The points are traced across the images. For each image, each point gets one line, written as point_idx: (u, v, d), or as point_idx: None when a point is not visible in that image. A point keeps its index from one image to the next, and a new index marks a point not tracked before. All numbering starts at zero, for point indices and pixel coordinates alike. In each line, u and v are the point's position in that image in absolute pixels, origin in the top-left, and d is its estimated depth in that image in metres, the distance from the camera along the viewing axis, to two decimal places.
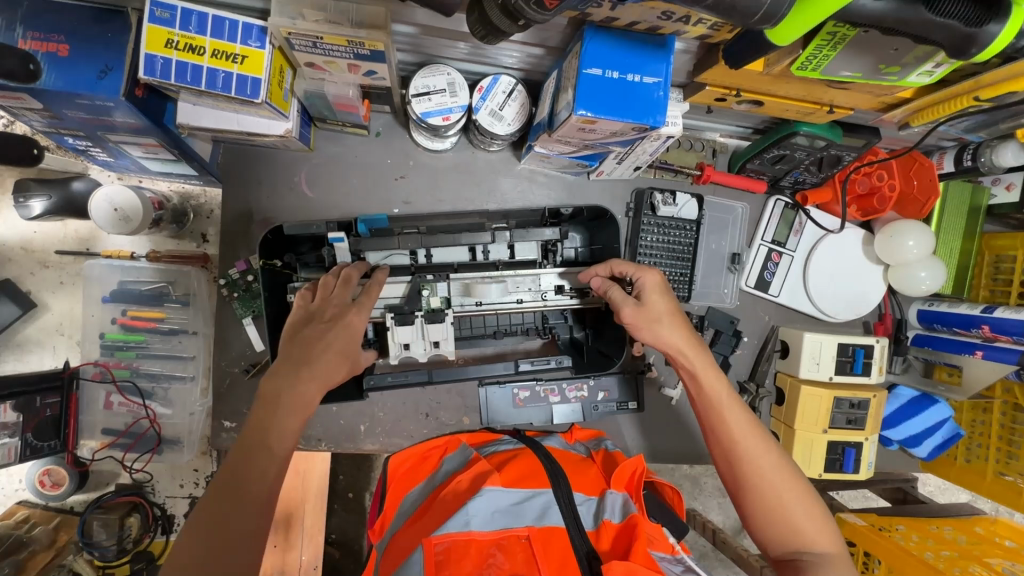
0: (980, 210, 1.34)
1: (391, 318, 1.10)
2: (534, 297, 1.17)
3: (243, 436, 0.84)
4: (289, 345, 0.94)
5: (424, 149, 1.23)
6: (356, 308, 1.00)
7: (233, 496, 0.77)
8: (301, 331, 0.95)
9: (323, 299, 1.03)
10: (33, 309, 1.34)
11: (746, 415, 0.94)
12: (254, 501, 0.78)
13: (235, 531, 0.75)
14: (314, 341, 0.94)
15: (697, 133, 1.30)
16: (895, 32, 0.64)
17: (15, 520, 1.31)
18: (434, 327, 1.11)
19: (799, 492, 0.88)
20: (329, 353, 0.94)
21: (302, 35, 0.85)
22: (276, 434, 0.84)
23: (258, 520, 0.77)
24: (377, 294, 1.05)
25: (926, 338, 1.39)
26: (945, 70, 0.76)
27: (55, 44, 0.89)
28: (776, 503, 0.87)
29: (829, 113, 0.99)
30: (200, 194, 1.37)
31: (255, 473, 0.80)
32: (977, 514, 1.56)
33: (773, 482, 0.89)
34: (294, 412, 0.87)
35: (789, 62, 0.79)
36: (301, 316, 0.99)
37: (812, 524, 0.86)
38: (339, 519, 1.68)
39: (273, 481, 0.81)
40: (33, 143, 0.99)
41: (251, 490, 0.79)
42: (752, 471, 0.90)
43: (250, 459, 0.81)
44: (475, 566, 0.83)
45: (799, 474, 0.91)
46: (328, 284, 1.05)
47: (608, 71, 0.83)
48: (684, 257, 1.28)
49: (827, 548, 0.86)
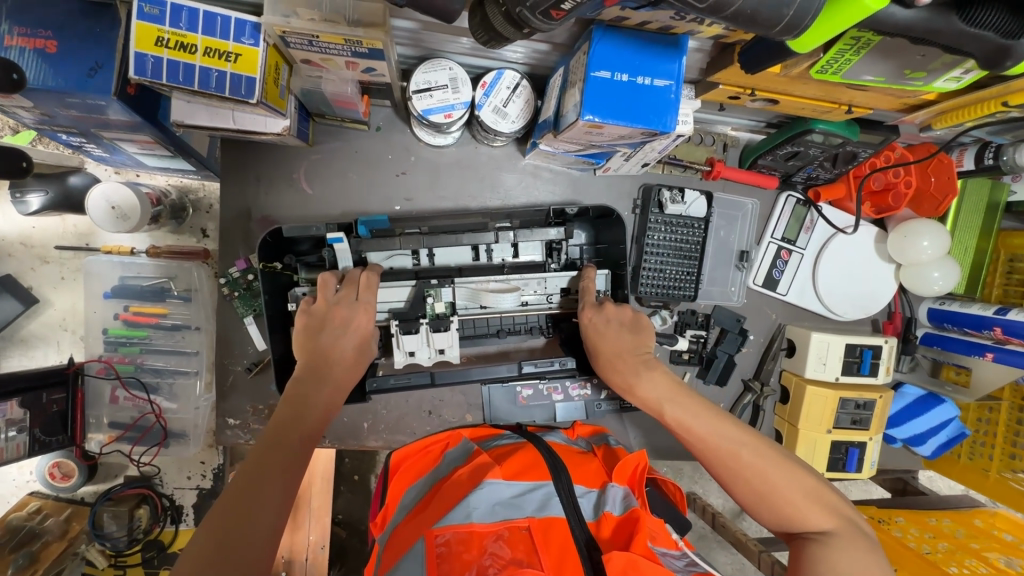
0: (998, 207, 1.30)
1: (395, 326, 1.07)
2: (539, 297, 1.14)
3: (266, 433, 0.83)
4: (304, 350, 0.98)
5: (425, 145, 1.20)
6: (364, 306, 1.02)
7: (257, 483, 0.74)
8: (317, 338, 0.98)
9: (324, 300, 1.01)
10: (35, 305, 1.33)
11: (704, 415, 0.94)
12: (275, 492, 0.75)
13: (255, 518, 0.71)
14: (329, 350, 0.98)
15: (707, 126, 1.25)
16: (926, 42, 0.60)
17: (27, 511, 1.34)
18: (439, 336, 1.08)
19: (780, 477, 0.86)
20: (345, 359, 0.99)
21: (297, 33, 0.81)
22: (297, 434, 0.84)
23: (282, 506, 0.74)
24: (377, 288, 1.05)
25: (935, 337, 1.37)
26: (974, 77, 0.72)
27: (43, 40, 0.86)
28: (759, 494, 0.87)
29: (848, 112, 0.95)
30: (198, 188, 1.35)
31: (277, 469, 0.77)
32: (977, 506, 1.55)
33: (756, 476, 0.87)
34: (314, 418, 0.89)
35: (808, 65, 0.75)
36: (309, 320, 0.99)
37: (805, 506, 0.84)
38: (345, 501, 1.70)
39: (293, 476, 0.78)
40: (21, 155, 1.00)
41: (273, 480, 0.76)
42: (725, 471, 0.90)
43: (275, 454, 0.79)
44: (475, 555, 0.82)
45: (784, 457, 0.89)
46: (328, 283, 1.02)
47: (617, 74, 0.79)
48: (691, 256, 1.25)
49: (828, 525, 0.84)
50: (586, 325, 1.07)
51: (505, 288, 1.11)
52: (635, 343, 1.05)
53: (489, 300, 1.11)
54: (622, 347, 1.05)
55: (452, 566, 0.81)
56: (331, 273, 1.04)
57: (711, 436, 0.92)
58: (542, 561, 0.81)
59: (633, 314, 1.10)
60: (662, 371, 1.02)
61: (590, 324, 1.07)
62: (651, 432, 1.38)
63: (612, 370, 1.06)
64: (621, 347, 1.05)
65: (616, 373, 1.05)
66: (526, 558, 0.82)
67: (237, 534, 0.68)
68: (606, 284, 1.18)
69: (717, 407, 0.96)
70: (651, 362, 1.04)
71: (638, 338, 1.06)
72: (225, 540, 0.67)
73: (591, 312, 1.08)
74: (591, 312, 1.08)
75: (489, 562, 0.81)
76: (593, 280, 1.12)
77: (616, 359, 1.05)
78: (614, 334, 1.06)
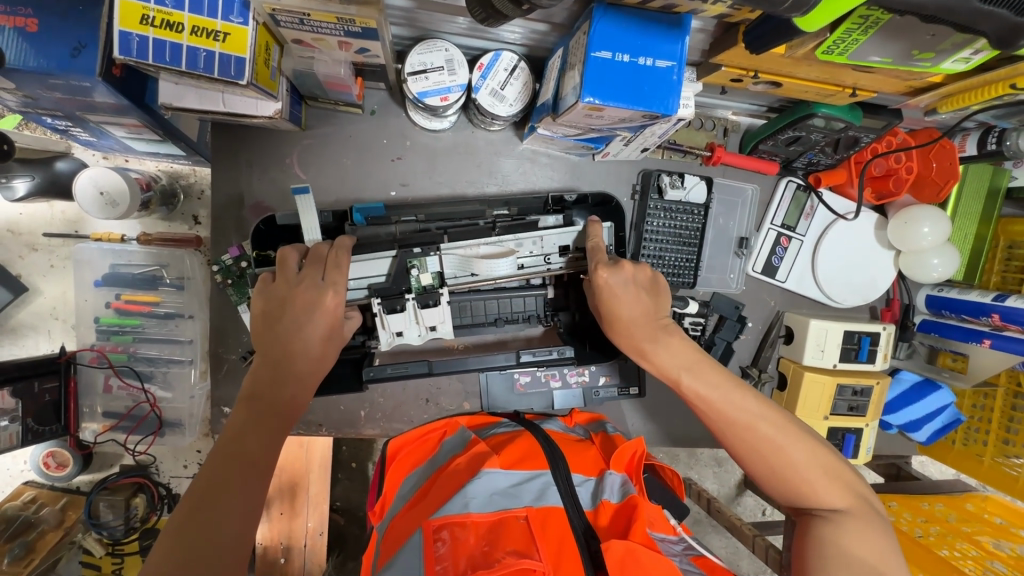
0: (999, 192, 1.30)
1: (379, 306, 1.04)
2: (536, 260, 1.08)
3: (221, 446, 0.82)
4: (266, 337, 0.92)
5: (421, 129, 1.18)
6: (331, 288, 0.94)
7: (211, 507, 0.75)
8: (277, 324, 0.92)
9: (287, 282, 0.94)
10: (25, 294, 1.31)
11: (724, 388, 0.92)
12: (235, 511, 0.75)
13: (218, 534, 0.73)
14: (293, 338, 0.91)
15: (708, 110, 1.23)
16: (937, 20, 0.59)
17: (22, 501, 1.33)
18: (428, 312, 1.06)
19: (797, 454, 0.87)
20: (312, 347, 0.92)
21: (288, 12, 0.79)
22: (257, 441, 0.83)
23: (246, 517, 0.76)
24: (346, 268, 0.97)
25: (933, 324, 1.37)
26: (984, 57, 0.71)
27: (23, 18, 0.83)
28: (774, 470, 0.88)
29: (852, 95, 0.93)
30: (189, 173, 1.32)
31: (239, 478, 0.78)
32: (969, 490, 1.54)
33: (773, 453, 0.87)
34: (278, 425, 0.87)
35: (814, 45, 0.74)
36: (268, 304, 0.94)
37: (820, 484, 0.85)
38: (343, 488, 1.68)
39: (253, 496, 0.78)
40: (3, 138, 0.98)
41: (232, 497, 0.76)
42: (742, 445, 0.90)
43: (228, 473, 0.78)
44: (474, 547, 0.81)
45: (801, 432, 0.89)
46: (289, 261, 0.97)
47: (618, 55, 0.77)
48: (690, 242, 1.24)
49: (840, 504, 0.85)
50: (600, 287, 0.99)
51: (499, 252, 1.06)
52: (654, 308, 1.00)
53: (480, 267, 1.05)
54: (639, 311, 0.98)
55: (450, 558, 0.79)
56: (294, 248, 0.99)
57: (729, 409, 0.91)
58: (540, 552, 0.80)
59: (650, 274, 1.03)
60: (679, 337, 0.98)
61: (605, 286, 0.99)
62: (649, 419, 1.37)
63: (625, 334, 1.00)
64: (638, 313, 0.98)
65: (628, 338, 1.00)
66: (524, 549, 0.81)
67: (195, 560, 0.70)
68: (611, 235, 1.13)
69: (737, 377, 0.94)
70: (671, 328, 1.00)
71: (656, 301, 1.01)
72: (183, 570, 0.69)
73: (606, 273, 0.99)
74: (606, 272, 0.99)
75: (487, 549, 0.80)
76: (600, 236, 1.05)
77: (632, 324, 0.99)
78: (631, 298, 0.99)
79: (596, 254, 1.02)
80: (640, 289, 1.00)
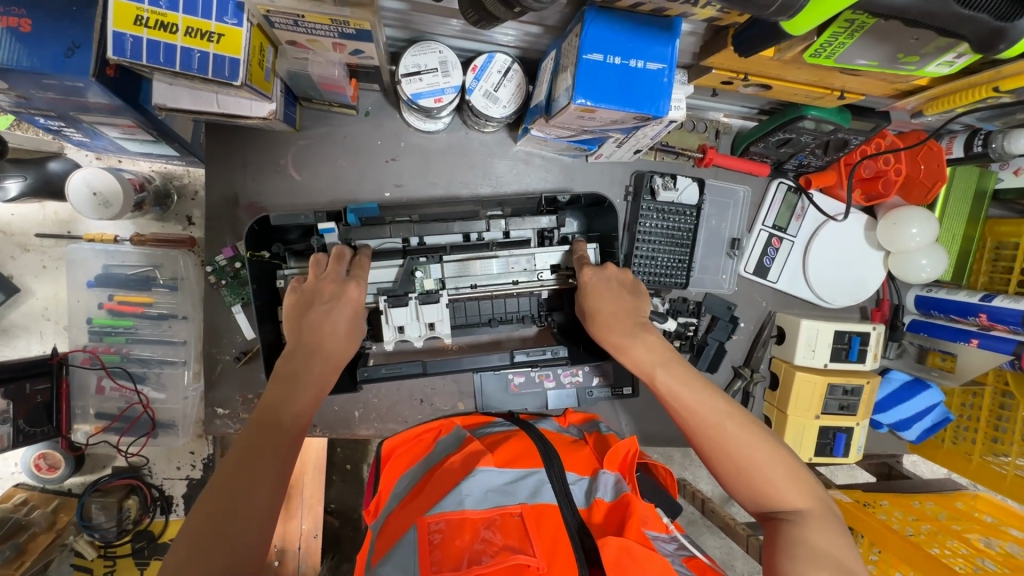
0: (986, 194, 1.32)
1: (384, 301, 1.06)
2: (529, 277, 1.12)
3: (253, 419, 0.81)
4: (294, 324, 0.95)
5: (415, 130, 1.18)
6: (354, 281, 1.00)
7: (245, 472, 0.73)
8: (306, 314, 0.95)
9: (316, 277, 1.00)
10: (17, 294, 1.31)
11: (694, 386, 0.94)
12: (263, 484, 0.73)
13: (247, 505, 0.70)
14: (321, 323, 0.95)
15: (700, 113, 1.25)
16: (920, 24, 0.60)
17: (14, 503, 1.32)
18: (428, 308, 1.07)
19: (761, 453, 0.87)
20: (338, 334, 0.96)
21: (282, 13, 0.79)
22: (288, 413, 0.83)
23: (271, 491, 0.73)
24: (367, 269, 1.04)
25: (922, 324, 1.39)
26: (967, 60, 0.73)
27: (16, 18, 0.83)
28: (739, 469, 0.88)
29: (840, 98, 0.95)
30: (183, 174, 1.32)
31: (266, 451, 0.77)
32: (960, 489, 1.56)
33: (738, 449, 0.88)
34: (306, 397, 0.87)
35: (802, 49, 0.75)
36: (299, 296, 0.98)
37: (782, 484, 0.85)
38: (338, 489, 1.68)
39: (284, 462, 0.78)
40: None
41: (258, 471, 0.74)
42: (710, 444, 0.90)
43: (262, 441, 0.78)
44: (466, 544, 0.80)
45: (765, 432, 0.90)
46: (321, 262, 1.01)
47: (609, 57, 0.78)
48: (683, 243, 1.24)
49: (801, 505, 0.85)
50: (586, 283, 1.06)
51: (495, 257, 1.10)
52: (634, 307, 1.06)
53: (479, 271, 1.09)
54: (619, 308, 1.05)
55: (444, 552, 0.79)
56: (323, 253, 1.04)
57: (699, 407, 0.92)
58: (535, 547, 0.80)
59: (632, 278, 1.11)
60: (656, 334, 1.02)
61: (588, 283, 1.07)
62: (642, 418, 1.39)
63: (603, 331, 1.05)
64: (618, 308, 1.05)
65: (607, 334, 1.04)
66: (519, 545, 0.81)
67: (221, 532, 0.67)
68: (597, 254, 1.16)
69: (708, 380, 0.96)
70: (648, 325, 1.03)
71: (637, 301, 1.07)
72: (216, 528, 0.67)
73: (590, 271, 1.07)
74: (591, 271, 1.07)
75: (481, 547, 0.80)
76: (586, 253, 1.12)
77: (611, 319, 1.04)
78: (615, 296, 1.06)
79: (582, 262, 1.10)
80: (621, 293, 1.07)
